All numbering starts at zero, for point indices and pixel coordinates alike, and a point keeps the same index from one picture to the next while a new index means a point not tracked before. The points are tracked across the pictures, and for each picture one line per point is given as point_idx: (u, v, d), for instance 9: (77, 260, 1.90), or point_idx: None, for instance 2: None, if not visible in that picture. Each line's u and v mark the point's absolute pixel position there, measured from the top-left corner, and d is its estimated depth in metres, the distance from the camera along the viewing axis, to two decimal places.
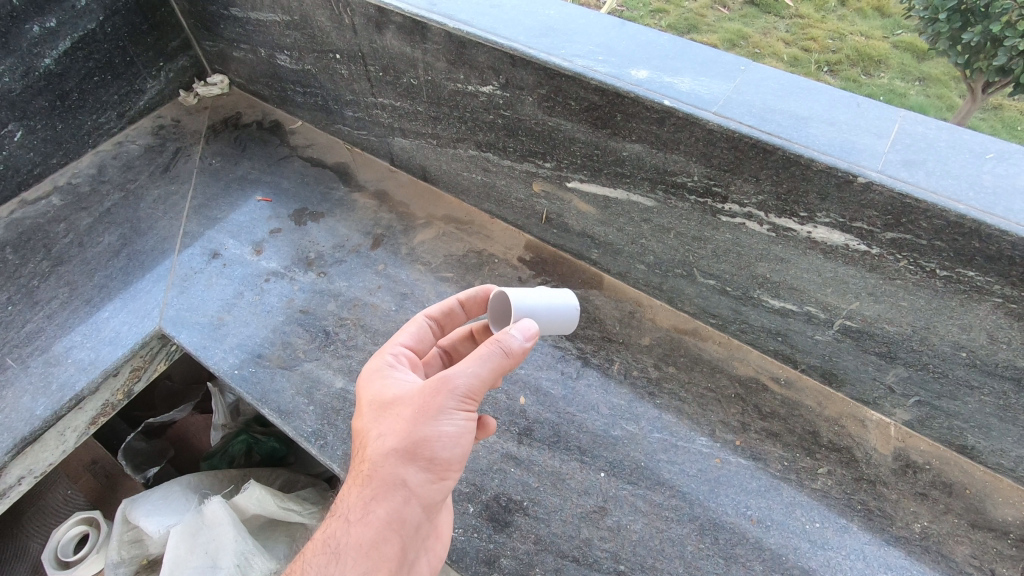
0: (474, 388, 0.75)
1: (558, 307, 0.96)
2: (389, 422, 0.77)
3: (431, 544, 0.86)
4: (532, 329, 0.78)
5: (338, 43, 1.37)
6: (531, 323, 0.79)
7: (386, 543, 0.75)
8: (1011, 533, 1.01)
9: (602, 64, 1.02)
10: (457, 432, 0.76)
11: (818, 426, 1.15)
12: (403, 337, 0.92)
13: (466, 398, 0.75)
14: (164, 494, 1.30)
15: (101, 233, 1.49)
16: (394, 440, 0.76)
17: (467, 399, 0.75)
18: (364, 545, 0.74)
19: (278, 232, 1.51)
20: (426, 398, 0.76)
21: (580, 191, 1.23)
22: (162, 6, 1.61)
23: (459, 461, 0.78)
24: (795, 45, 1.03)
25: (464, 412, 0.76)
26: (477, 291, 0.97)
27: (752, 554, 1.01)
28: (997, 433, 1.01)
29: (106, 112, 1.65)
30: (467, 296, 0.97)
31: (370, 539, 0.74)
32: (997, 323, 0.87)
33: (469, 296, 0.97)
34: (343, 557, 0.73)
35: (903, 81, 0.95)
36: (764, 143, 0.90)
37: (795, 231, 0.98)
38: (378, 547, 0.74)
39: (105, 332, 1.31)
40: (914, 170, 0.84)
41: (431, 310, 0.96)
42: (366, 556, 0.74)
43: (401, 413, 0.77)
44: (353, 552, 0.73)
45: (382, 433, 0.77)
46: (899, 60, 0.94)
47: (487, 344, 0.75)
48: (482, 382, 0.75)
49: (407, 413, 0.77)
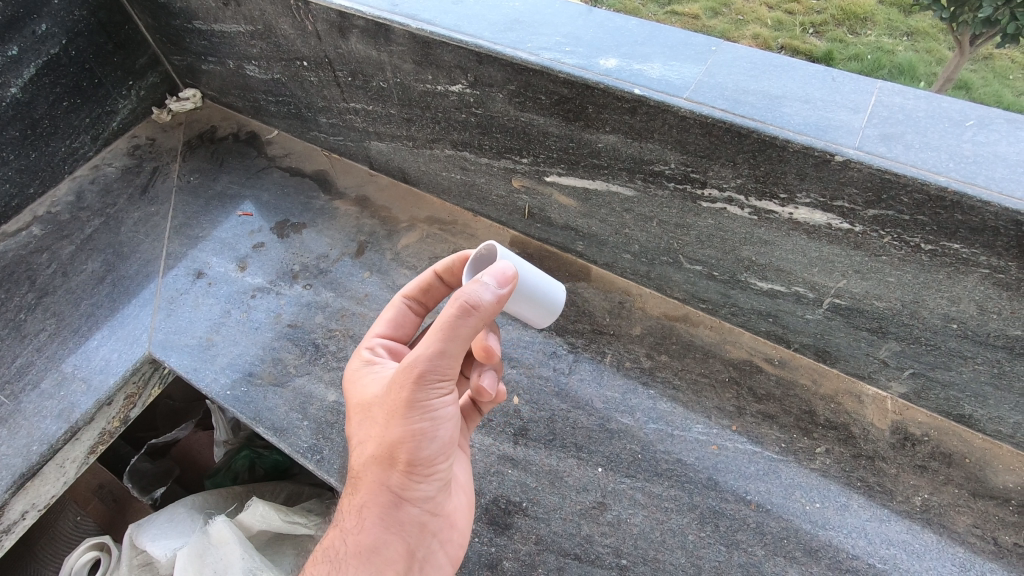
0: (441, 371, 0.74)
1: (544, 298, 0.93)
2: (366, 423, 0.80)
3: (449, 541, 0.89)
4: (505, 274, 0.74)
5: (304, 50, 1.34)
6: (504, 265, 0.74)
7: (383, 544, 0.80)
8: (1012, 500, 1.01)
9: (569, 55, 0.99)
10: (430, 423, 0.78)
11: (813, 405, 1.14)
12: (379, 327, 0.94)
13: (435, 383, 0.75)
14: (170, 517, 1.30)
15: (84, 261, 1.48)
16: (371, 440, 0.79)
17: (435, 383, 0.75)
18: (363, 548, 0.80)
19: (262, 246, 1.50)
20: (389, 388, 0.77)
21: (560, 184, 1.21)
22: (125, 24, 1.58)
23: (440, 452, 0.81)
24: (778, 11, 1.25)
25: (436, 401, 0.77)
26: (452, 259, 0.91)
27: (754, 539, 1.01)
28: (993, 401, 1.00)
29: (79, 137, 1.63)
30: (441, 267, 0.92)
31: (369, 543, 0.80)
32: (986, 294, 0.85)
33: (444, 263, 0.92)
34: (343, 563, 0.79)
35: (891, 35, 1.16)
36: (738, 127, 0.88)
37: (777, 213, 0.96)
38: (378, 549, 0.80)
39: (95, 362, 1.30)
40: (892, 144, 0.82)
41: (407, 290, 0.95)
42: (366, 559, 0.79)
43: (377, 415, 0.79)
44: (350, 560, 0.79)
45: (361, 438, 0.80)
46: (887, 16, 1.16)
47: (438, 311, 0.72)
48: (449, 363, 0.75)
49: (378, 410, 0.79)
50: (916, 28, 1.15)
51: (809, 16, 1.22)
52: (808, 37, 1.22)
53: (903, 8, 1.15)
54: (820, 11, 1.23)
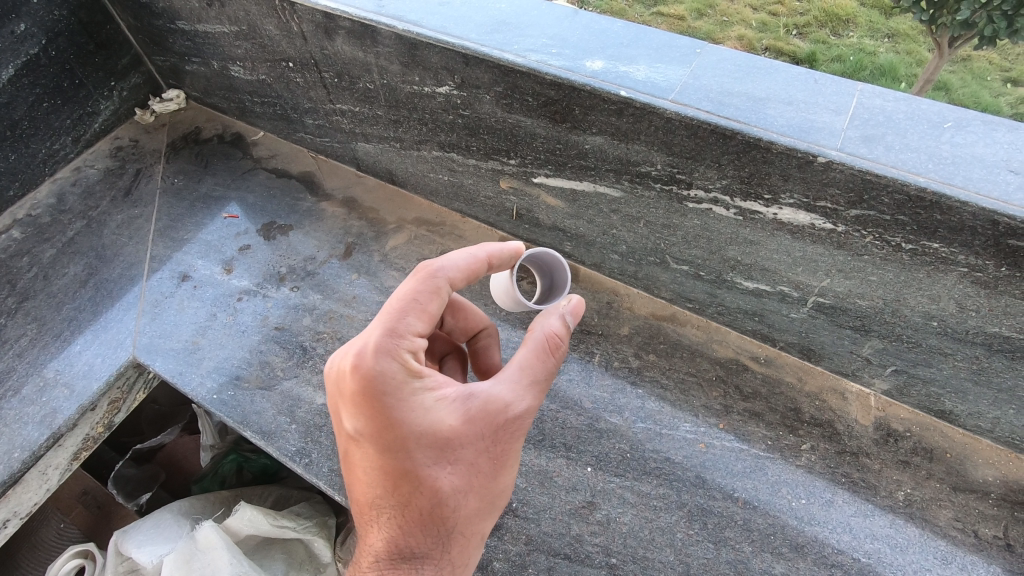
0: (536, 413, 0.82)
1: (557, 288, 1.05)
2: (465, 470, 0.79)
3: None
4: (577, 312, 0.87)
5: (290, 51, 1.33)
6: (575, 305, 0.87)
7: None
8: (991, 493, 1.03)
9: (556, 57, 0.99)
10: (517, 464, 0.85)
11: (798, 403, 1.16)
12: (417, 323, 0.77)
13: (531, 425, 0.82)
14: (156, 523, 1.29)
15: (65, 264, 1.46)
16: (468, 487, 0.79)
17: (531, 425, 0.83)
18: None
19: (248, 249, 1.49)
20: (494, 436, 0.78)
21: (547, 186, 1.21)
22: (107, 24, 1.56)
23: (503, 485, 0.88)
24: (762, 12, 1.27)
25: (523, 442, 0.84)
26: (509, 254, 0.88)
27: (741, 535, 1.03)
28: (973, 396, 1.02)
29: (60, 138, 1.60)
30: (497, 260, 0.88)
31: None
32: (965, 293, 0.87)
33: (496, 254, 0.87)
34: None
35: (875, 37, 1.21)
36: (723, 129, 0.88)
37: (761, 214, 0.97)
38: None
39: (78, 366, 1.29)
40: (874, 145, 0.83)
41: (457, 275, 0.80)
42: None
43: (476, 463, 0.78)
44: None
45: (457, 486, 0.79)
46: (869, 17, 1.23)
47: (544, 359, 0.81)
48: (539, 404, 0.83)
49: (477, 457, 0.78)
50: (897, 30, 1.21)
51: (792, 19, 1.25)
52: (791, 39, 1.23)
53: (882, 10, 1.24)
54: (803, 13, 1.26)
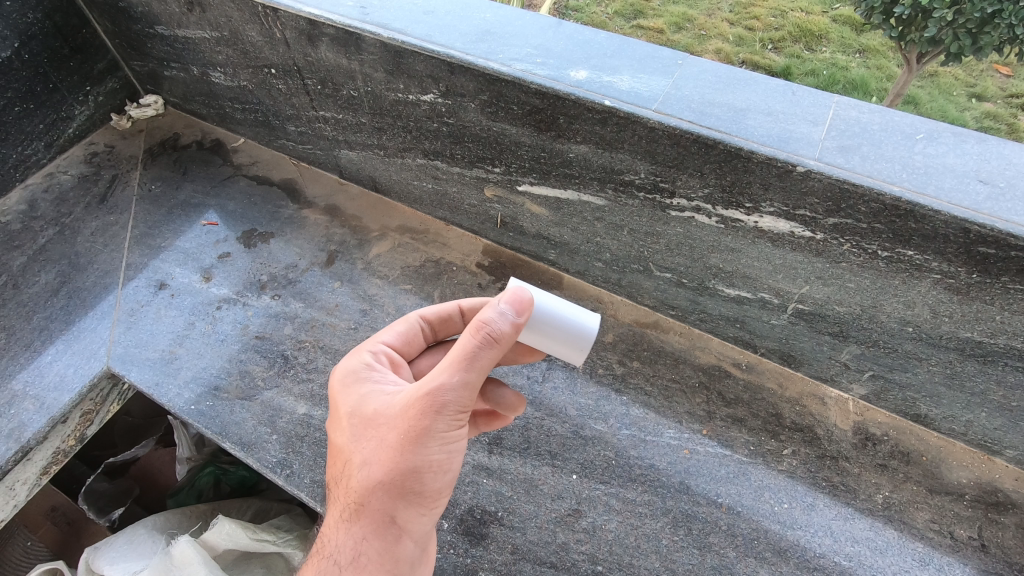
0: (462, 398, 0.70)
1: (564, 320, 0.84)
2: (376, 443, 0.72)
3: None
4: (525, 308, 0.76)
5: (272, 57, 1.32)
6: (520, 296, 0.76)
7: None
8: (966, 495, 1.06)
9: (540, 67, 1.01)
10: (447, 455, 0.73)
11: (779, 408, 1.17)
12: (387, 337, 0.87)
13: (458, 410, 0.71)
14: (129, 539, 1.25)
15: (36, 272, 1.42)
16: (377, 464, 0.72)
17: (456, 409, 0.71)
18: None
19: (228, 257, 1.46)
20: (406, 411, 0.71)
21: (532, 194, 1.22)
22: (83, 27, 1.53)
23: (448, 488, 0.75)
24: (739, 27, 1.31)
25: (454, 431, 0.72)
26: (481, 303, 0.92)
27: (725, 541, 1.03)
28: (947, 400, 1.04)
29: (32, 143, 1.56)
30: (468, 303, 0.92)
31: None
32: (939, 299, 0.90)
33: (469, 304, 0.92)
34: None
35: (845, 52, 1.26)
36: (705, 138, 0.90)
37: (742, 222, 0.99)
38: None
39: (49, 378, 1.24)
40: (850, 155, 0.85)
41: (425, 311, 0.90)
42: None
43: (389, 437, 0.72)
44: None
45: (366, 459, 0.73)
46: (840, 32, 1.28)
47: (464, 336, 0.70)
48: (470, 390, 0.71)
49: (388, 433, 0.72)
50: (868, 46, 1.24)
51: (767, 34, 1.29)
52: (767, 52, 1.27)
53: (853, 26, 1.27)
54: (778, 29, 1.31)
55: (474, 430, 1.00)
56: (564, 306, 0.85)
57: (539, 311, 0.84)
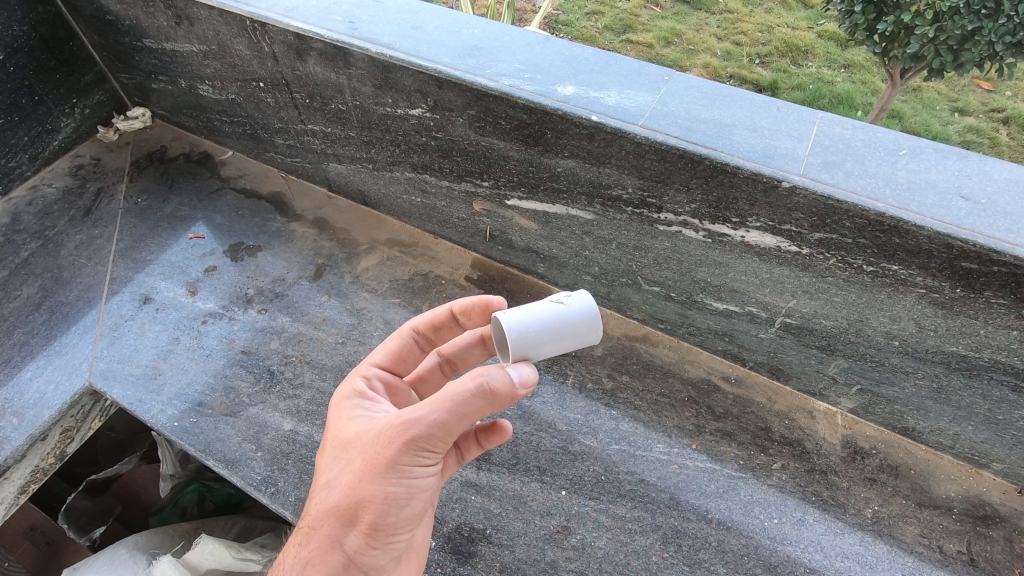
0: (431, 437, 0.67)
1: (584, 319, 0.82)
2: (339, 466, 0.71)
3: None
4: (528, 376, 0.67)
5: (261, 71, 1.32)
6: (533, 370, 0.69)
7: None
8: (954, 508, 1.06)
9: (528, 82, 1.01)
10: (406, 489, 0.70)
11: (768, 422, 1.17)
12: (380, 356, 0.86)
13: (425, 446, 0.67)
14: (110, 559, 1.22)
15: (18, 287, 1.40)
16: (338, 486, 0.70)
17: (422, 447, 0.67)
18: None
19: (214, 270, 1.45)
20: (376, 438, 0.69)
21: (520, 208, 1.22)
22: (70, 40, 1.52)
23: (407, 524, 0.72)
24: (726, 42, 1.33)
25: (418, 467, 0.69)
26: (473, 303, 0.84)
27: (715, 557, 1.02)
28: (934, 414, 1.05)
29: (16, 155, 1.55)
30: (459, 306, 0.85)
31: None
32: (924, 313, 0.90)
33: (461, 305, 0.85)
34: None
35: (829, 67, 1.29)
36: (690, 154, 0.91)
37: (729, 236, 0.99)
38: None
39: (28, 395, 1.22)
40: (834, 171, 0.86)
41: (417, 322, 0.87)
42: None
43: (354, 461, 0.70)
44: None
45: (329, 480, 0.71)
46: (826, 48, 1.32)
47: (451, 383, 0.66)
48: (441, 431, 0.67)
49: (354, 457, 0.70)
50: (852, 61, 1.29)
51: (753, 48, 1.31)
52: (754, 67, 1.29)
53: (838, 42, 1.32)
54: (764, 43, 1.33)
55: (479, 447, 0.89)
56: (585, 295, 0.83)
57: (573, 319, 0.81)
